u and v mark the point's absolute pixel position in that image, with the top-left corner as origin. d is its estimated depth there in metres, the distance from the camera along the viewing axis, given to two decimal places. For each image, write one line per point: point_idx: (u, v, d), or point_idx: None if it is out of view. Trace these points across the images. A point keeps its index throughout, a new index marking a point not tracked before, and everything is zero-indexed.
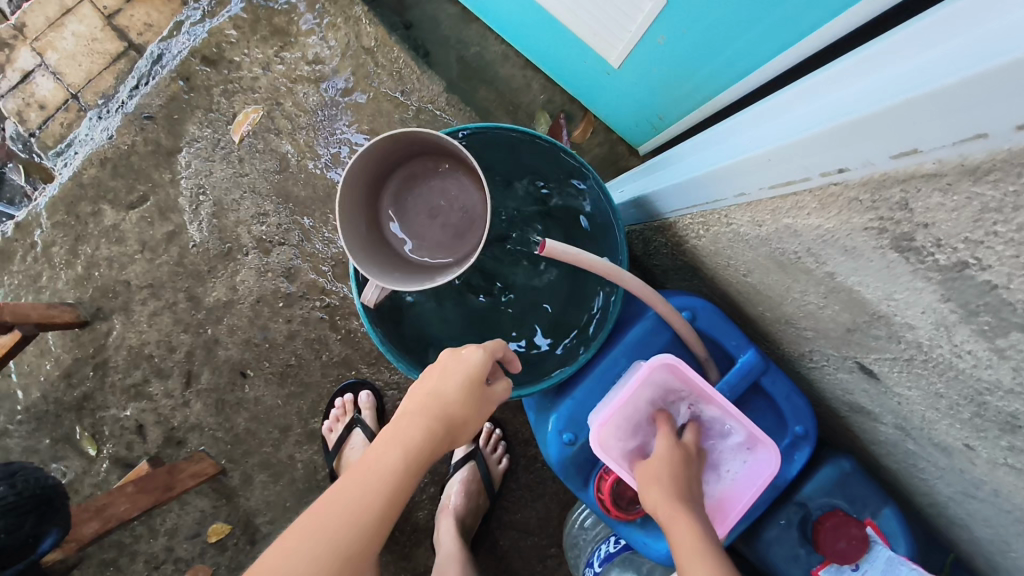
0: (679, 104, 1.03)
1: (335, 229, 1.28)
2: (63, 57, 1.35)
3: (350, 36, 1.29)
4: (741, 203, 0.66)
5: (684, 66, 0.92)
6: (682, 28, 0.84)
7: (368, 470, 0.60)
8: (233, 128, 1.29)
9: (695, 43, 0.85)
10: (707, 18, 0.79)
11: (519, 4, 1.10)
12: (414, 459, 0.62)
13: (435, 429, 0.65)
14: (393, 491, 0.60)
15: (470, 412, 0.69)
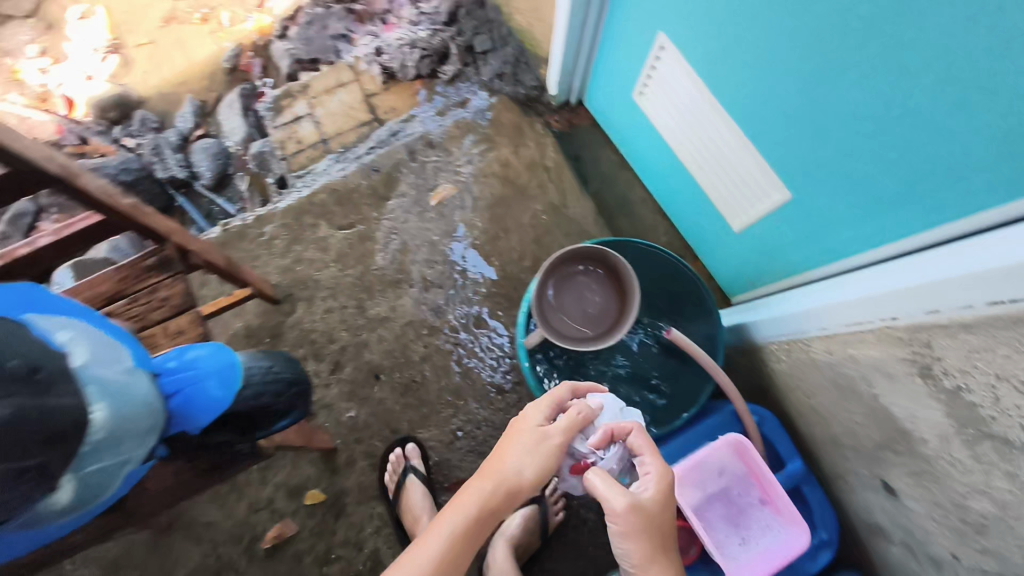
0: (772, 270, 1.37)
1: (482, 288, 1.63)
2: (326, 113, 1.81)
3: (537, 156, 1.72)
4: (819, 336, 0.96)
5: (786, 243, 1.27)
6: (793, 216, 1.21)
7: (442, 532, 0.78)
8: (433, 195, 1.69)
9: (799, 229, 1.21)
10: (813, 215, 1.15)
11: (675, 167, 1.51)
12: (483, 517, 0.80)
13: (503, 496, 0.81)
14: (463, 544, 0.78)
15: (530, 483, 0.83)
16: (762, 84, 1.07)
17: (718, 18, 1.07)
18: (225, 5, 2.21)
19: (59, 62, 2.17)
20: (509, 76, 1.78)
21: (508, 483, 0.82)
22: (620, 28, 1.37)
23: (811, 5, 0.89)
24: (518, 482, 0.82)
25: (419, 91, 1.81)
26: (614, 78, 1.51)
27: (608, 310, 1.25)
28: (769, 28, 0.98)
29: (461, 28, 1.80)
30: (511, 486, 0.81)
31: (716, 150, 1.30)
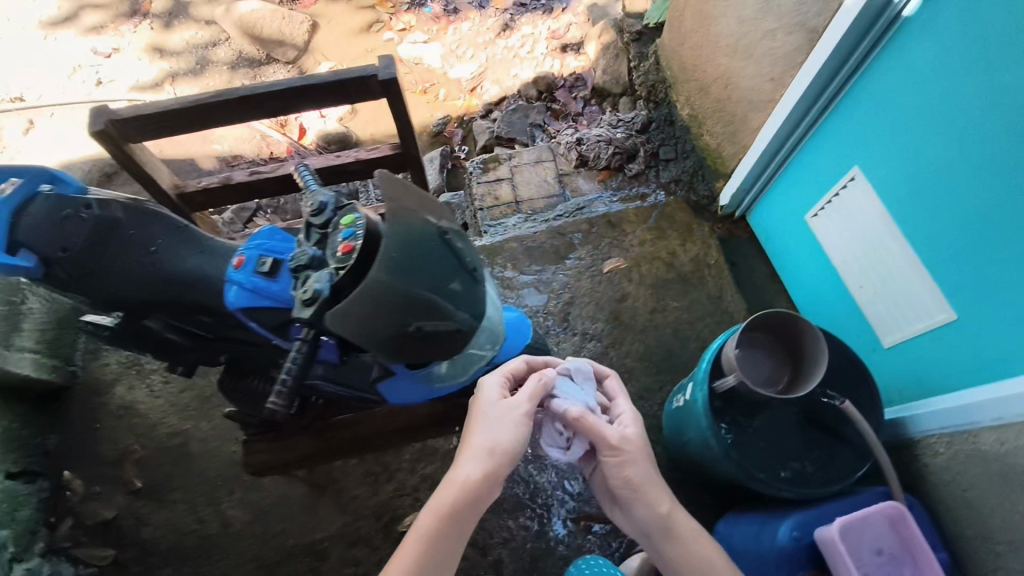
0: (913, 387, 1.53)
1: (635, 352, 1.85)
2: (523, 179, 2.15)
3: (700, 253, 1.99)
4: (992, 426, 1.17)
5: (934, 363, 1.44)
6: (946, 338, 1.39)
7: (436, 519, 0.96)
8: (606, 264, 1.95)
9: (949, 350, 1.39)
10: (966, 338, 1.34)
11: (834, 282, 1.72)
12: (468, 496, 0.97)
13: (477, 477, 0.97)
14: (456, 521, 0.96)
15: (501, 460, 0.99)
16: (946, 230, 1.31)
17: (920, 172, 1.32)
18: (443, 83, 2.63)
19: None
20: (685, 183, 2.10)
21: (471, 470, 0.98)
22: (812, 158, 1.64)
23: (987, 168, 1.18)
24: (481, 470, 0.98)
25: (606, 179, 2.13)
26: (791, 196, 1.77)
27: (782, 376, 1.35)
28: (967, 188, 1.24)
29: (650, 137, 2.19)
30: (486, 468, 0.98)
31: (886, 270, 1.51)
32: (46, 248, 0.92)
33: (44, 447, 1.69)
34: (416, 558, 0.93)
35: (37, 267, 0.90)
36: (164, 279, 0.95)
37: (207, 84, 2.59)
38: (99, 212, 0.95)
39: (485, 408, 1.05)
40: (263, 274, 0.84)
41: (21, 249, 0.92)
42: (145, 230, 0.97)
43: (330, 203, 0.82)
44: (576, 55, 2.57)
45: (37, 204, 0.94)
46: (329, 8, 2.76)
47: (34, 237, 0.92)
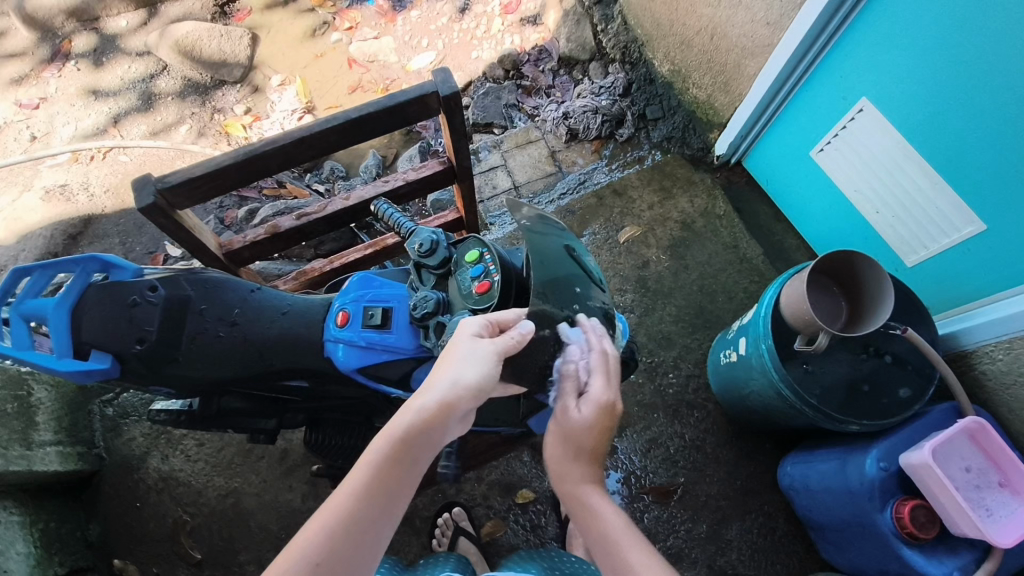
0: (941, 303, 1.54)
1: (667, 315, 1.84)
2: (518, 164, 2.10)
3: (708, 204, 1.99)
4: None
5: (962, 275, 1.45)
6: (969, 250, 1.40)
7: (345, 487, 0.72)
8: (621, 233, 1.95)
9: (974, 261, 1.41)
10: (991, 248, 1.35)
11: (845, 212, 1.72)
12: (397, 455, 0.73)
13: (419, 421, 0.74)
14: (379, 492, 0.72)
15: (461, 398, 0.75)
16: (960, 146, 1.32)
17: (927, 94, 1.34)
18: (404, 77, 2.49)
19: (258, 119, 2.43)
20: (677, 139, 2.11)
21: (420, 403, 0.74)
22: (817, 88, 1.63)
23: (967, 101, 1.27)
24: (441, 401, 0.74)
25: (600, 149, 2.11)
26: (794, 134, 1.77)
27: (839, 304, 1.38)
28: (977, 101, 1.25)
29: (633, 99, 2.18)
30: (443, 401, 0.74)
31: (900, 192, 1.50)
32: (120, 344, 0.87)
33: (87, 540, 1.58)
34: (314, 536, 0.69)
35: (116, 366, 0.87)
36: (256, 352, 0.95)
37: (155, 120, 2.41)
38: (167, 293, 0.90)
39: (454, 347, 0.78)
40: (374, 328, 0.90)
41: (88, 349, 0.87)
42: (217, 301, 0.95)
43: (440, 242, 0.91)
44: (535, 26, 2.49)
45: (93, 297, 0.89)
46: (267, 19, 2.63)
47: (99, 336, 0.87)
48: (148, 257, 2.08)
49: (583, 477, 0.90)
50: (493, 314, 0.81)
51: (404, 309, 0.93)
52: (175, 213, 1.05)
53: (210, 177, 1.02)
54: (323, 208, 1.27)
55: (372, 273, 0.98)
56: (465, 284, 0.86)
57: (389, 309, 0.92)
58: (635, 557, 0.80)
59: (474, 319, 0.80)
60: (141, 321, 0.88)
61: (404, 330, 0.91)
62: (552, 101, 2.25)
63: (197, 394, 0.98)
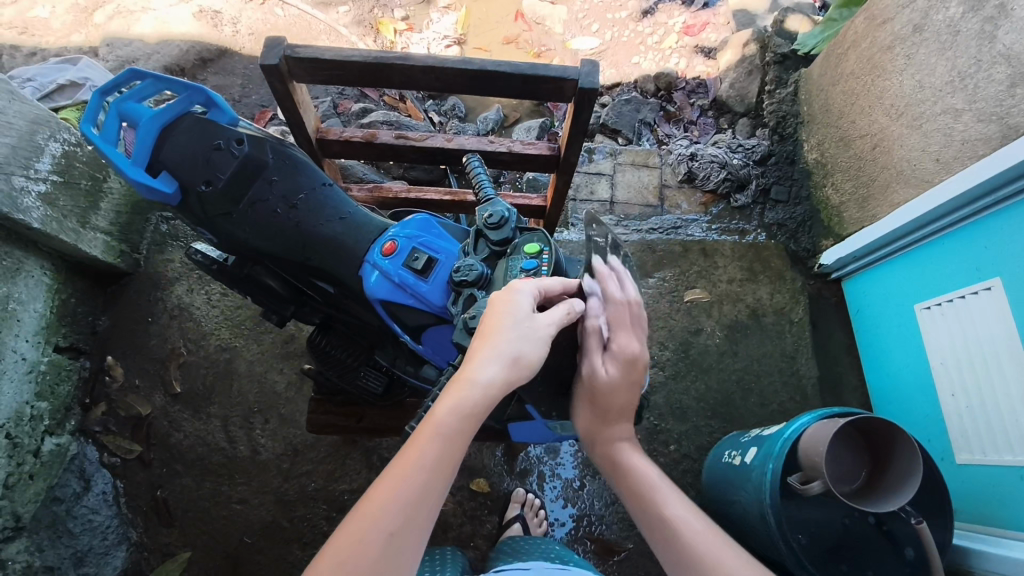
0: (968, 511, 1.42)
1: (694, 389, 1.78)
2: (624, 181, 2.05)
3: (787, 305, 1.89)
4: None
5: (1004, 495, 1.34)
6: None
7: (412, 456, 0.70)
8: (689, 292, 1.88)
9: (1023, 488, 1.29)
10: None
11: (919, 377, 1.61)
12: (463, 428, 0.72)
13: (486, 394, 0.73)
14: (445, 465, 0.71)
15: (524, 372, 0.75)
16: None
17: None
18: (560, 51, 2.47)
19: (411, 30, 2.46)
20: (788, 230, 2.01)
21: (485, 376, 0.73)
22: (953, 245, 1.50)
23: None
24: (506, 376, 0.74)
25: (709, 204, 2.04)
26: (907, 278, 1.65)
27: (857, 471, 1.30)
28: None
29: (765, 171, 2.09)
30: (507, 377, 0.74)
31: (986, 387, 1.39)
32: (190, 177, 0.92)
33: (94, 328, 1.67)
34: (386, 504, 0.68)
35: (177, 197, 0.92)
36: (300, 241, 0.96)
37: None
38: (250, 151, 0.95)
39: (513, 314, 0.76)
40: (413, 271, 0.89)
41: (161, 170, 0.93)
42: (291, 180, 0.97)
43: (509, 221, 0.89)
44: (705, 59, 2.41)
45: (187, 125, 0.94)
46: None
47: (174, 163, 0.92)
48: (258, 108, 2.16)
49: (623, 435, 0.94)
50: (544, 279, 0.82)
51: (448, 267, 0.91)
52: (290, 83, 1.06)
53: (336, 65, 1.03)
54: (423, 139, 1.26)
55: (434, 220, 0.97)
56: (510, 271, 0.85)
57: (434, 259, 0.90)
58: (676, 509, 0.87)
59: (526, 286, 0.79)
60: (217, 166, 0.93)
61: (439, 285, 0.89)
62: (686, 137, 2.18)
63: (235, 253, 1.02)
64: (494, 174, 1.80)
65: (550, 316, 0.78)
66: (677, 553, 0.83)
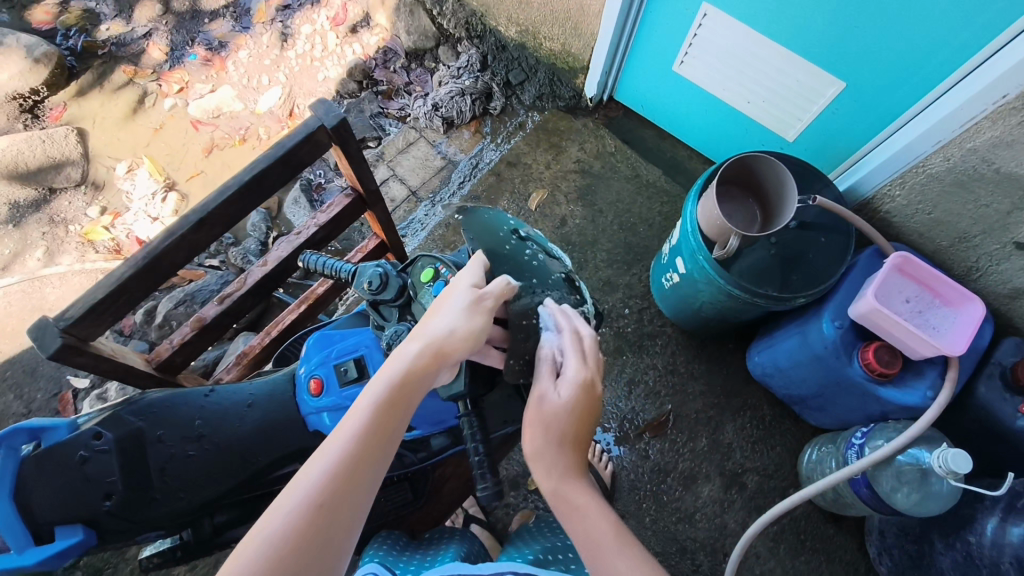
0: (827, 162, 1.67)
1: (599, 262, 1.87)
2: (407, 170, 2.05)
3: (599, 146, 2.04)
4: (915, 162, 1.35)
5: (836, 133, 1.58)
6: (835, 109, 1.53)
7: (343, 426, 0.71)
8: (530, 201, 1.95)
9: (842, 117, 1.53)
10: (853, 102, 1.48)
11: (721, 113, 1.81)
12: (394, 395, 0.73)
13: (415, 367, 0.75)
14: (376, 434, 0.71)
15: (455, 343, 0.77)
16: (807, 24, 1.40)
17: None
18: (257, 121, 2.36)
19: (118, 214, 2.24)
20: (549, 95, 2.13)
21: (414, 349, 0.76)
22: (659, 8, 1.68)
23: None
24: (435, 346, 0.76)
25: (480, 129, 2.10)
26: (653, 54, 1.82)
27: (753, 213, 1.47)
28: None
29: (494, 71, 2.18)
30: (435, 347, 0.76)
31: (763, 79, 1.60)
32: (86, 508, 0.83)
33: None
34: (316, 471, 0.67)
35: (92, 532, 0.83)
36: (239, 455, 0.95)
37: (1, 253, 2.17)
38: (115, 434, 0.86)
39: (446, 298, 0.82)
40: (354, 382, 0.93)
41: (53, 528, 0.83)
42: (173, 423, 0.92)
43: (389, 273, 0.90)
44: (370, 29, 2.41)
45: (32, 472, 0.83)
46: (84, 108, 2.40)
47: (57, 512, 0.82)
48: (54, 399, 1.90)
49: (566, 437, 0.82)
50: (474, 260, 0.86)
51: (375, 352, 0.95)
52: (90, 344, 0.96)
53: (114, 296, 0.93)
54: (243, 283, 1.23)
55: (328, 331, 1.00)
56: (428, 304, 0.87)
57: (361, 357, 0.94)
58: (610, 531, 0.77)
59: (467, 270, 0.84)
60: (99, 475, 0.84)
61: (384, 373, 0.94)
62: (416, 97, 2.20)
63: (186, 523, 0.96)
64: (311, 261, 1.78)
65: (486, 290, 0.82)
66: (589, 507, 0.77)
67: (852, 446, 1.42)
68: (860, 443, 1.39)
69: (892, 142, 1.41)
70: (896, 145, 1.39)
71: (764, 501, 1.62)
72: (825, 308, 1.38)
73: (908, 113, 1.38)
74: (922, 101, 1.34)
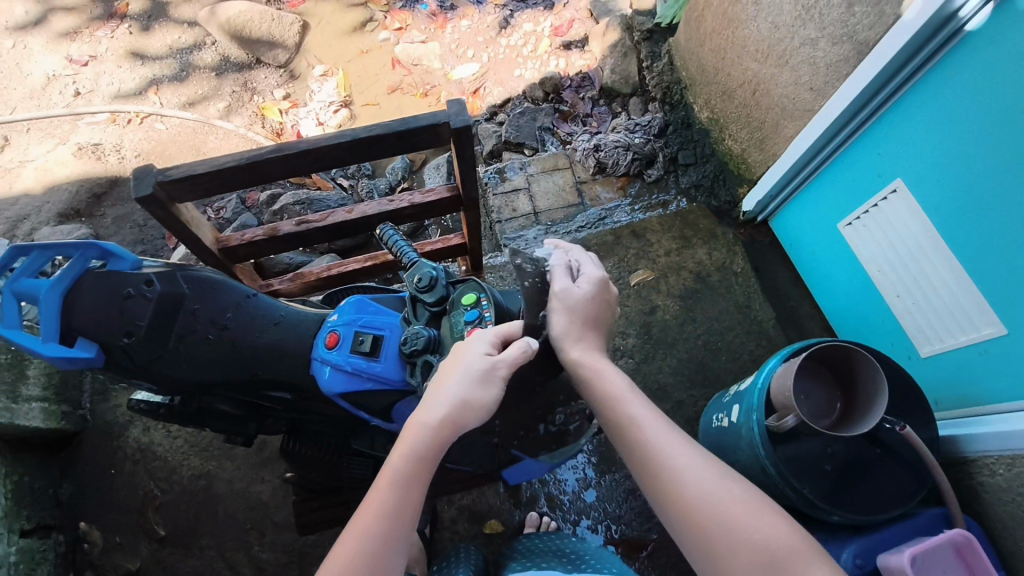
0: (949, 398, 1.48)
1: (663, 364, 1.80)
2: (541, 190, 2.08)
3: (727, 259, 1.95)
4: None
5: (972, 374, 1.39)
6: (982, 350, 1.35)
7: (373, 505, 0.75)
8: (633, 275, 1.92)
9: (987, 362, 1.35)
10: (1008, 354, 1.30)
11: (864, 293, 1.67)
12: (414, 468, 0.78)
13: (434, 436, 0.79)
14: (401, 511, 0.76)
15: (470, 413, 0.81)
16: (990, 260, 1.27)
17: (964, 202, 1.30)
18: (445, 84, 2.49)
19: (296, 105, 2.46)
20: (705, 188, 2.07)
21: (432, 417, 0.79)
22: (851, 162, 1.59)
23: (1003, 210, 1.22)
24: (452, 415, 0.80)
25: (626, 186, 2.09)
26: (823, 202, 1.72)
27: (834, 404, 1.34)
28: (1006, 211, 1.22)
29: (668, 141, 2.15)
30: (452, 417, 0.80)
31: (923, 281, 1.45)
32: (106, 336, 0.94)
33: (57, 498, 1.59)
34: (352, 555, 0.72)
35: (99, 357, 0.93)
36: (241, 360, 1.01)
37: (195, 91, 2.46)
38: (162, 289, 0.97)
39: (460, 358, 0.83)
40: (362, 354, 0.97)
41: (77, 337, 0.94)
42: (211, 303, 1.01)
43: (438, 279, 0.96)
44: (581, 53, 2.47)
45: (88, 284, 0.95)
46: (318, 8, 2.65)
47: (86, 326, 0.94)
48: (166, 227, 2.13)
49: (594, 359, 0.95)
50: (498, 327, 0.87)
51: (394, 339, 1.00)
52: (174, 206, 1.07)
53: (212, 175, 1.04)
54: (325, 217, 1.30)
55: (369, 298, 1.05)
56: (457, 326, 0.91)
57: (380, 337, 0.99)
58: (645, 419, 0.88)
59: (480, 335, 0.85)
60: (132, 315, 0.94)
61: (392, 361, 0.98)
62: (586, 131, 2.22)
63: (179, 393, 1.04)
64: (416, 225, 1.87)
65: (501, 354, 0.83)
66: (642, 449, 0.85)
67: None
68: None
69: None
70: None
71: None
72: (855, 540, 1.24)
73: None
74: None
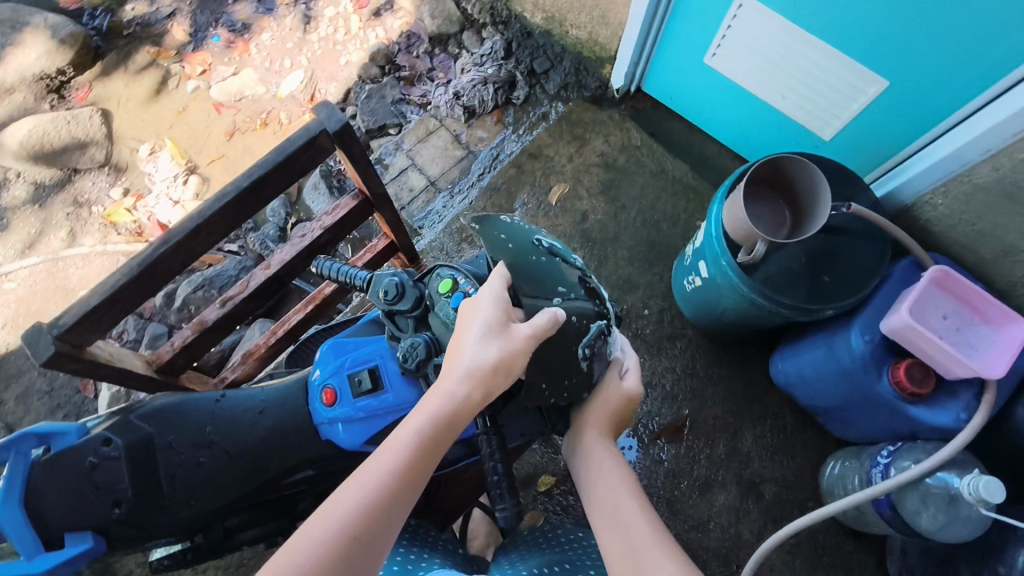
0: (867, 161, 1.58)
1: (617, 260, 1.82)
2: (426, 159, 2.01)
3: (624, 139, 1.97)
4: (963, 169, 1.28)
5: (877, 131, 1.49)
6: (875, 108, 1.44)
7: (380, 460, 0.75)
8: (551, 195, 1.90)
9: (883, 116, 1.44)
10: (897, 101, 1.39)
11: (754, 108, 1.73)
12: (435, 437, 0.77)
13: (453, 404, 0.78)
14: (414, 472, 0.75)
15: (494, 383, 0.79)
16: (848, 28, 1.33)
17: None
18: (279, 105, 2.33)
19: (141, 197, 2.25)
20: (574, 84, 2.06)
21: (454, 386, 0.78)
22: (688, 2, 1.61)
23: None
24: (474, 384, 0.78)
25: (502, 117, 2.05)
26: (681, 47, 1.75)
27: (783, 216, 1.40)
28: None
29: (518, 58, 2.10)
30: (476, 387, 0.78)
31: (800, 74, 1.50)
32: (95, 516, 0.85)
33: None
34: (352, 508, 0.71)
35: (102, 539, 0.86)
36: (247, 464, 0.94)
37: (26, 232, 2.20)
38: (124, 440, 0.88)
39: (471, 325, 0.80)
40: (367, 394, 0.92)
41: (61, 535, 0.85)
42: (184, 428, 0.93)
43: (405, 283, 0.90)
44: (393, 13, 2.35)
45: (44, 478, 0.85)
46: (108, 89, 2.40)
47: (66, 522, 0.85)
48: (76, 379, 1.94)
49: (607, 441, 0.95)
50: (495, 279, 0.83)
51: (391, 363, 0.94)
52: (83, 352, 0.97)
53: (109, 302, 0.94)
54: (246, 285, 1.23)
55: (342, 337, 0.99)
56: (448, 315, 0.86)
57: (375, 368, 0.93)
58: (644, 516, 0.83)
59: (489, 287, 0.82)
60: (108, 482, 0.86)
61: (399, 385, 0.93)
62: (438, 85, 2.15)
63: (198, 528, 0.96)
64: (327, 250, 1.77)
65: (529, 322, 0.79)
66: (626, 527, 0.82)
67: (878, 465, 1.34)
68: (886, 463, 1.32)
69: (938, 146, 1.33)
70: (943, 149, 1.31)
71: (783, 513, 1.57)
72: (856, 321, 1.32)
73: (957, 117, 1.30)
74: (976, 105, 1.25)
